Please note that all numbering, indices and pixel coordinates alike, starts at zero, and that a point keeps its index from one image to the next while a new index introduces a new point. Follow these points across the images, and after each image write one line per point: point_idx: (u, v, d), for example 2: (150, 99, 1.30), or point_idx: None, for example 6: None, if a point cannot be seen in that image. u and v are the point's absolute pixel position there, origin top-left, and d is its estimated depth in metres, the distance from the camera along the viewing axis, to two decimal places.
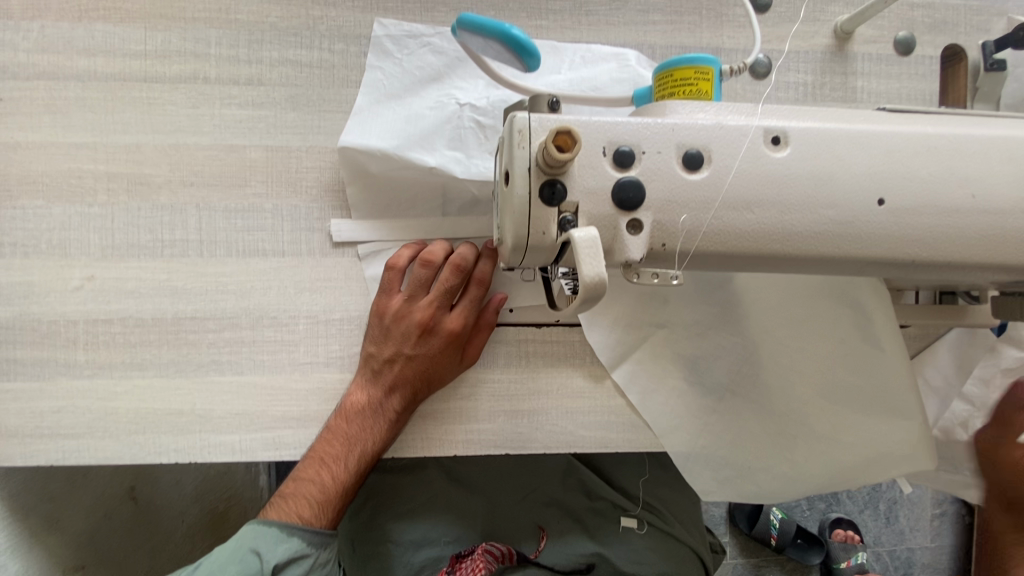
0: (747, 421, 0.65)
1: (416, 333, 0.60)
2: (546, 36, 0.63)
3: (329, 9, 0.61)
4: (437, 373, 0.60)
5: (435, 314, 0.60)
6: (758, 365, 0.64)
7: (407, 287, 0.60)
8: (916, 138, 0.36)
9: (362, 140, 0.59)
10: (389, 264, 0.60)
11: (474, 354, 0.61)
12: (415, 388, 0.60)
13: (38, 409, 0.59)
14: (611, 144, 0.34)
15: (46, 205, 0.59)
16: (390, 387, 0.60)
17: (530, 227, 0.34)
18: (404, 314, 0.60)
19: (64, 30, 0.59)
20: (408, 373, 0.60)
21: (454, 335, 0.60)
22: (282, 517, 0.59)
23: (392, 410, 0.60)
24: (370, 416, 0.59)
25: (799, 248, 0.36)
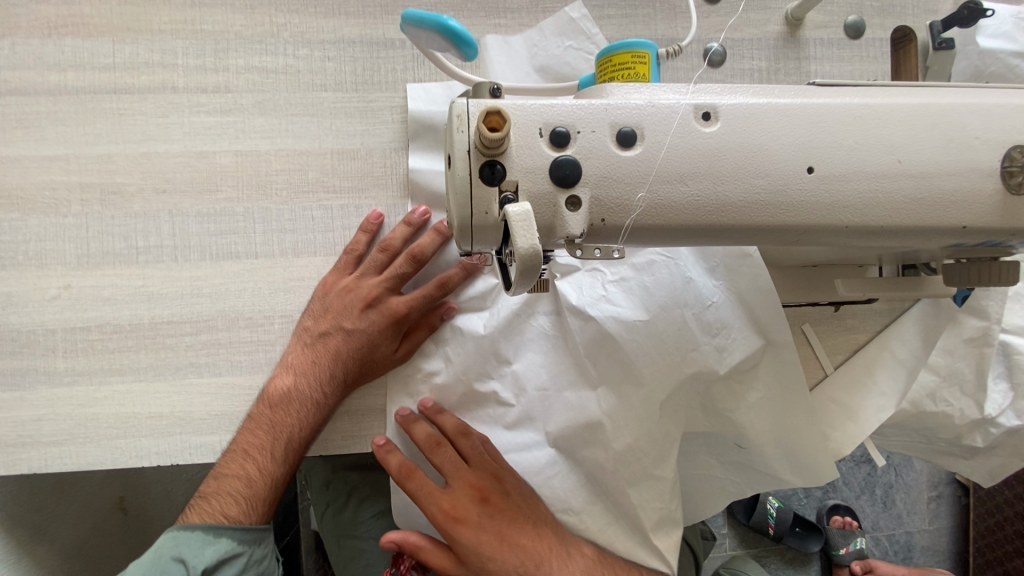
0: (627, 436, 0.65)
1: (359, 309, 0.62)
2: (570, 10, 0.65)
3: (292, 17, 0.63)
4: (373, 357, 0.62)
5: (381, 297, 0.63)
6: (634, 372, 0.64)
7: (360, 269, 0.63)
8: (841, 109, 0.38)
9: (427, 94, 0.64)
10: (347, 249, 0.63)
11: (409, 349, 0.64)
12: (346, 368, 0.62)
13: (20, 419, 0.60)
14: (547, 125, 0.35)
15: (22, 217, 0.60)
16: (324, 364, 0.61)
17: (472, 208, 0.35)
18: (351, 292, 0.62)
19: (34, 47, 0.61)
20: (344, 352, 0.62)
21: (395, 324, 0.63)
22: (204, 518, 0.60)
23: (319, 394, 0.61)
24: (297, 400, 0.60)
25: (734, 218, 0.37)
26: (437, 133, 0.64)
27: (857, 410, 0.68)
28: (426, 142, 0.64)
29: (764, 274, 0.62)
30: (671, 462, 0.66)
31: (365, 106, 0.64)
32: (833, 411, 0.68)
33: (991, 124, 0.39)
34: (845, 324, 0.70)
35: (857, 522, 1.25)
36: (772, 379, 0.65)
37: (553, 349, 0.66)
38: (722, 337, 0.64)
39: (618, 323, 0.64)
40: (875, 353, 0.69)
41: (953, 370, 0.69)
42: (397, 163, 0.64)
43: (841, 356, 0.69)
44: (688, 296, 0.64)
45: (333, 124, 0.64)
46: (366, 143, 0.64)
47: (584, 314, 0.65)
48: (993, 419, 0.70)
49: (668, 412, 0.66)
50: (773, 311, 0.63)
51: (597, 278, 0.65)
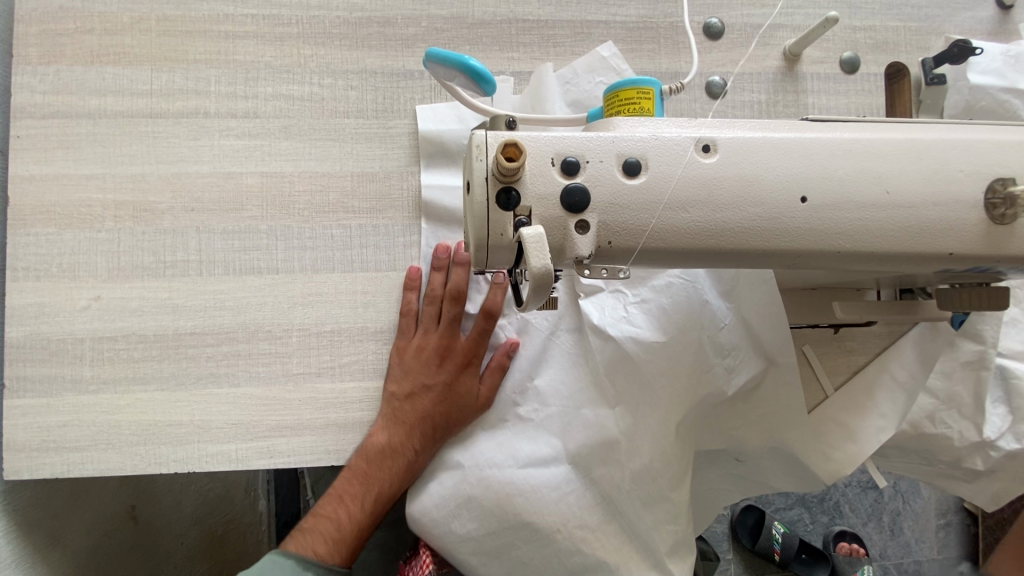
0: (642, 455, 0.66)
1: (435, 365, 0.66)
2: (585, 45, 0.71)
3: (318, 48, 0.67)
4: (456, 407, 0.66)
5: (451, 347, 0.67)
6: (653, 392, 0.67)
7: (425, 325, 0.67)
8: (832, 144, 0.41)
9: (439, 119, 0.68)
10: (403, 311, 0.65)
11: (488, 397, 0.67)
12: (430, 421, 0.66)
13: (45, 424, 0.62)
14: (559, 155, 0.38)
15: (57, 232, 0.63)
16: (411, 422, 0.65)
17: (489, 230, 0.38)
18: (423, 351, 0.66)
19: (77, 73, 0.65)
20: (428, 408, 0.65)
21: (468, 368, 0.67)
22: (299, 550, 0.65)
23: (406, 448, 0.65)
24: (387, 457, 0.64)
25: (731, 242, 0.40)
26: (447, 149, 0.68)
27: (858, 432, 0.70)
28: (435, 159, 0.68)
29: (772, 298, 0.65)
30: (685, 486, 0.67)
31: (385, 132, 0.68)
32: (833, 431, 0.71)
33: (974, 158, 0.42)
34: (845, 346, 0.72)
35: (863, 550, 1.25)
36: (780, 403, 0.67)
37: (574, 367, 0.68)
38: (735, 361, 0.67)
39: (635, 343, 0.66)
40: (875, 375, 0.71)
41: (952, 394, 0.71)
42: (413, 186, 0.68)
43: (840, 378, 0.72)
44: (706, 319, 0.67)
45: (354, 148, 0.67)
46: (385, 167, 0.67)
47: (604, 333, 0.67)
48: (992, 442, 0.71)
49: (682, 432, 0.67)
50: (781, 334, 0.65)
51: (620, 299, 0.68)
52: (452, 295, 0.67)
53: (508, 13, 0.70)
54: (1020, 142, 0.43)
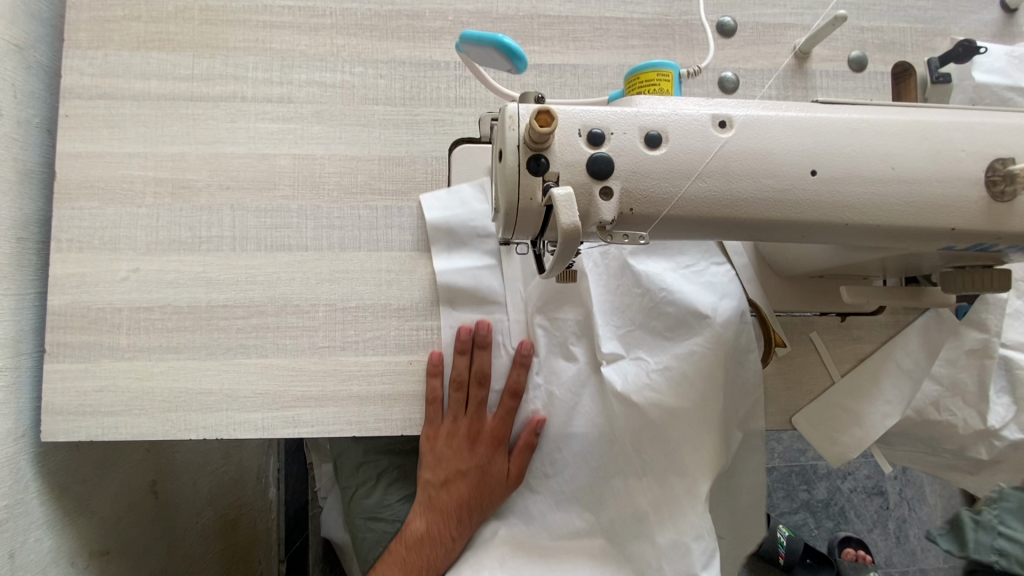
0: (674, 502, 0.67)
1: (466, 450, 0.72)
2: (604, 39, 0.74)
3: (350, 39, 0.71)
4: (488, 486, 0.72)
5: (478, 428, 0.72)
6: (680, 455, 0.67)
7: (452, 411, 0.71)
8: (841, 124, 0.44)
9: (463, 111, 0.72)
10: (429, 398, 0.68)
11: (518, 469, 0.72)
12: (466, 505, 0.72)
13: (82, 389, 0.65)
14: (585, 126, 0.41)
15: (100, 206, 0.67)
16: (448, 510, 0.72)
17: (519, 194, 0.41)
18: (454, 436, 0.71)
19: (124, 58, 0.69)
20: (462, 493, 0.72)
21: (499, 447, 0.72)
22: None
23: (446, 532, 0.72)
24: (430, 544, 0.72)
25: (745, 212, 0.43)
26: (456, 235, 0.70)
27: (865, 416, 0.72)
28: (446, 244, 0.70)
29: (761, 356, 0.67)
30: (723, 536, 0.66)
31: (411, 119, 0.71)
32: (839, 416, 0.73)
33: (976, 139, 0.44)
34: (851, 334, 0.74)
35: (868, 556, 1.36)
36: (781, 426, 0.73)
37: (599, 431, 0.72)
38: (754, 410, 0.68)
39: (660, 391, 0.68)
40: (880, 362, 0.73)
41: (957, 381, 0.72)
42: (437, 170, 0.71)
43: (846, 365, 0.74)
44: (728, 370, 0.67)
45: (382, 134, 0.71)
46: (411, 152, 0.71)
47: (628, 382, 0.69)
48: (996, 431, 0.73)
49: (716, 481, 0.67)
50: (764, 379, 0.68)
51: (641, 363, 0.70)
52: (479, 378, 0.70)
53: (531, 9, 0.73)
54: (1019, 126, 0.45)
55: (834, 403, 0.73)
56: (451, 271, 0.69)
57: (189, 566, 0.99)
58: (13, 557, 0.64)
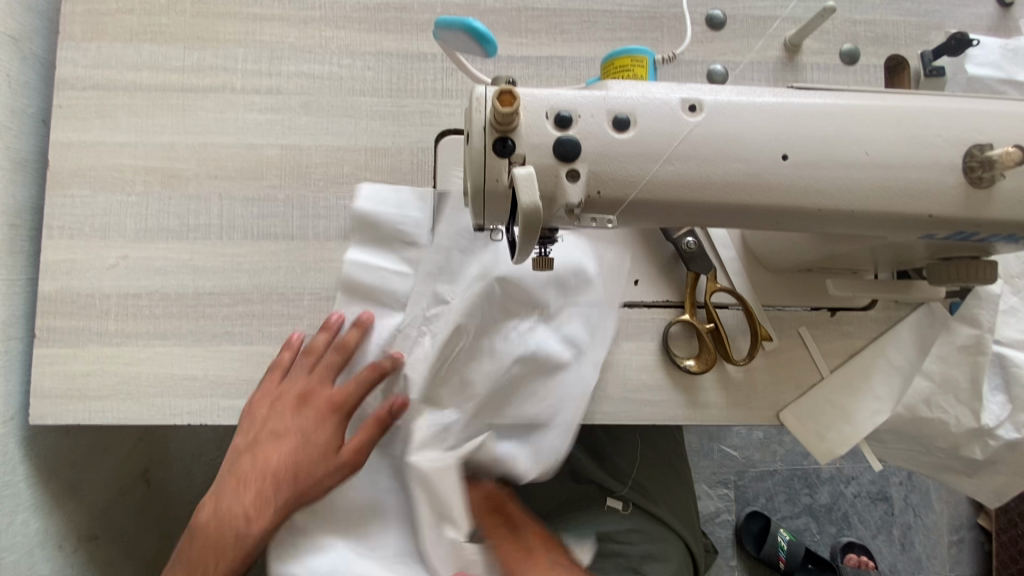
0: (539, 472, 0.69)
1: (294, 418, 0.66)
2: (592, 32, 0.74)
3: (338, 31, 0.72)
4: (310, 462, 0.65)
5: (315, 398, 0.67)
6: (538, 431, 0.68)
7: (291, 378, 0.67)
8: (814, 108, 0.43)
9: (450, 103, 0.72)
10: (276, 362, 0.66)
11: (347, 453, 0.66)
12: (282, 485, 0.65)
13: (71, 373, 0.66)
14: (553, 109, 0.41)
15: (92, 194, 0.68)
16: (250, 479, 0.65)
17: (485, 176, 0.41)
18: (283, 402, 0.66)
19: (117, 50, 0.70)
20: (278, 466, 0.65)
21: (336, 414, 0.67)
22: None
23: (252, 512, 0.64)
24: (234, 524, 0.64)
25: (715, 197, 0.42)
26: (378, 232, 0.68)
27: (853, 412, 0.71)
28: (368, 238, 0.68)
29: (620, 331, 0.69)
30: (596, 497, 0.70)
31: (398, 110, 0.72)
32: (828, 412, 0.71)
33: (953, 124, 0.44)
34: (841, 329, 0.73)
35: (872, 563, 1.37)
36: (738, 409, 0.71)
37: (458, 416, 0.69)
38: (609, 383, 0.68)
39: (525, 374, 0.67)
40: (871, 358, 0.72)
41: (948, 378, 0.71)
42: (423, 161, 0.71)
43: (835, 361, 0.73)
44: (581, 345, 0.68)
45: (368, 125, 0.71)
46: (397, 143, 0.71)
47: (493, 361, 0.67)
48: (991, 431, 0.72)
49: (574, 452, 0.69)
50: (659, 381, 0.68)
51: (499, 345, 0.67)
52: (334, 347, 0.67)
53: (518, 2, 0.74)
54: (998, 111, 0.44)
55: (823, 397, 0.72)
56: (362, 265, 0.68)
57: None
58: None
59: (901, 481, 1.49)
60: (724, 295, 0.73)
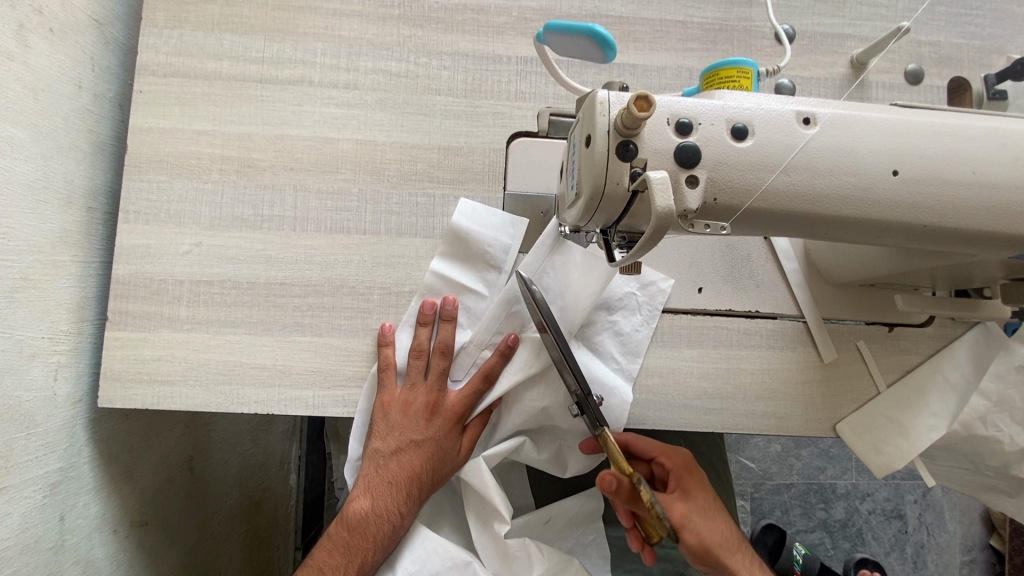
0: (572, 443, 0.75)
1: (424, 419, 0.68)
2: (665, 41, 0.75)
3: (416, 30, 0.73)
4: (441, 458, 0.69)
5: (438, 400, 0.69)
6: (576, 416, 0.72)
7: (409, 379, 0.69)
8: (922, 126, 0.44)
9: (524, 107, 0.73)
10: (383, 365, 0.67)
11: (471, 445, 0.71)
12: (420, 484, 0.68)
13: (141, 357, 0.67)
14: (674, 116, 0.42)
15: (168, 180, 0.69)
16: (398, 481, 0.67)
17: (607, 179, 0.42)
18: (410, 404, 0.68)
19: (199, 38, 0.71)
20: (415, 465, 0.68)
21: (459, 419, 0.70)
22: None
23: (394, 510, 0.66)
24: (372, 522, 0.66)
25: (824, 208, 0.43)
26: (463, 247, 0.70)
27: (910, 428, 0.72)
28: (454, 250, 0.70)
29: (674, 331, 0.72)
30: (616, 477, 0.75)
31: (472, 110, 0.73)
32: (884, 427, 0.72)
33: None
34: (898, 344, 0.74)
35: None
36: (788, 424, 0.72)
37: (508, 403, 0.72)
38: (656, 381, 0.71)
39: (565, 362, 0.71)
40: (928, 375, 0.74)
41: (1004, 398, 0.70)
42: (495, 163, 0.72)
43: (892, 376, 0.74)
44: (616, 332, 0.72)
45: (443, 124, 0.72)
46: (470, 143, 0.72)
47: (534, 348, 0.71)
48: None
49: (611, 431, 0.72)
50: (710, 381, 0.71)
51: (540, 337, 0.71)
52: (441, 348, 0.69)
53: (593, 9, 0.75)
54: None
55: (881, 414, 0.72)
56: (442, 274, 0.69)
57: (216, 544, 1.00)
58: (63, 520, 0.65)
59: (916, 499, 1.49)
60: (784, 307, 0.74)
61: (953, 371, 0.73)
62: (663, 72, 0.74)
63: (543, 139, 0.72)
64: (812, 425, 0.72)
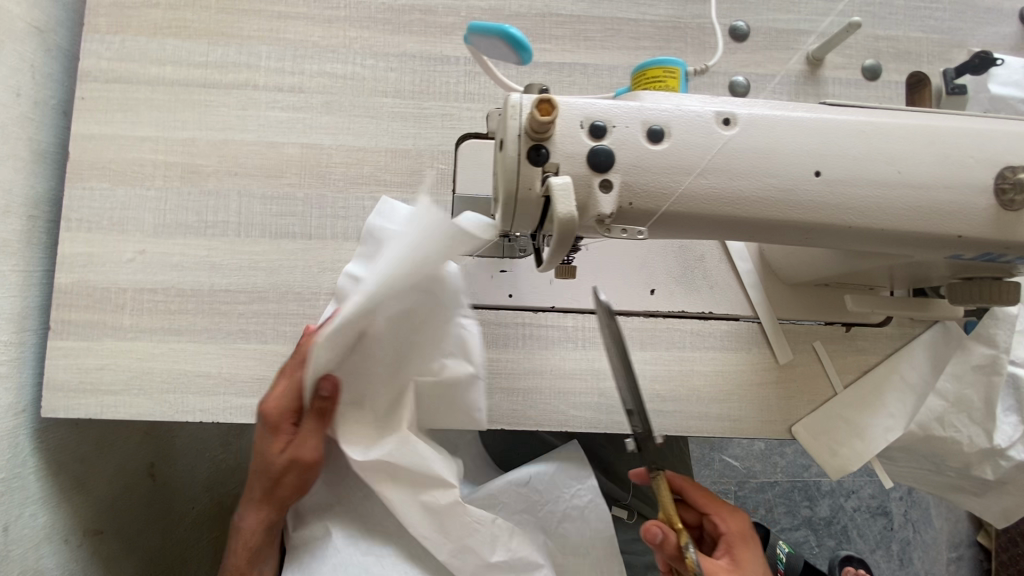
0: None
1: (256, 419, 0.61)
2: (617, 39, 0.74)
3: (362, 32, 0.72)
4: (263, 464, 0.59)
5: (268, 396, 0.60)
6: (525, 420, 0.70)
7: None
8: (847, 125, 0.43)
9: (472, 108, 0.72)
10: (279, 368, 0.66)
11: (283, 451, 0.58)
12: (255, 491, 0.61)
13: (85, 366, 0.66)
14: (587, 119, 0.41)
15: (110, 187, 0.68)
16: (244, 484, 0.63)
17: (519, 184, 0.41)
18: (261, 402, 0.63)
19: (141, 43, 0.70)
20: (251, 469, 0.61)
21: (277, 420, 0.58)
22: None
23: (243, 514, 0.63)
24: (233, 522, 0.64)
25: (745, 211, 0.42)
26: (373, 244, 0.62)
27: (866, 430, 0.71)
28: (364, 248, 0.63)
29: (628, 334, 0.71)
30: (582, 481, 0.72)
31: (419, 112, 0.72)
32: (840, 428, 0.71)
33: (985, 146, 0.44)
34: (855, 344, 0.73)
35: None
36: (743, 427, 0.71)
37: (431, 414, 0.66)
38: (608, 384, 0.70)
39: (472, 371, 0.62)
40: (887, 374, 0.72)
41: (962, 398, 0.71)
42: (443, 165, 0.71)
43: (850, 376, 0.73)
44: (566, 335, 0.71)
45: (390, 126, 0.71)
46: (418, 145, 0.71)
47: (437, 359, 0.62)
48: (1002, 451, 0.71)
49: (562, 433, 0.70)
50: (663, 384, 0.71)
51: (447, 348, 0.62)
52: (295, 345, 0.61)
53: (543, 8, 0.74)
54: None
55: (837, 415, 0.71)
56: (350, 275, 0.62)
57: (182, 551, 0.99)
58: (5, 531, 0.64)
59: (900, 497, 1.48)
60: (739, 308, 0.73)
61: (911, 371, 0.72)
62: (614, 70, 0.73)
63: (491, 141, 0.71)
64: (767, 427, 0.71)
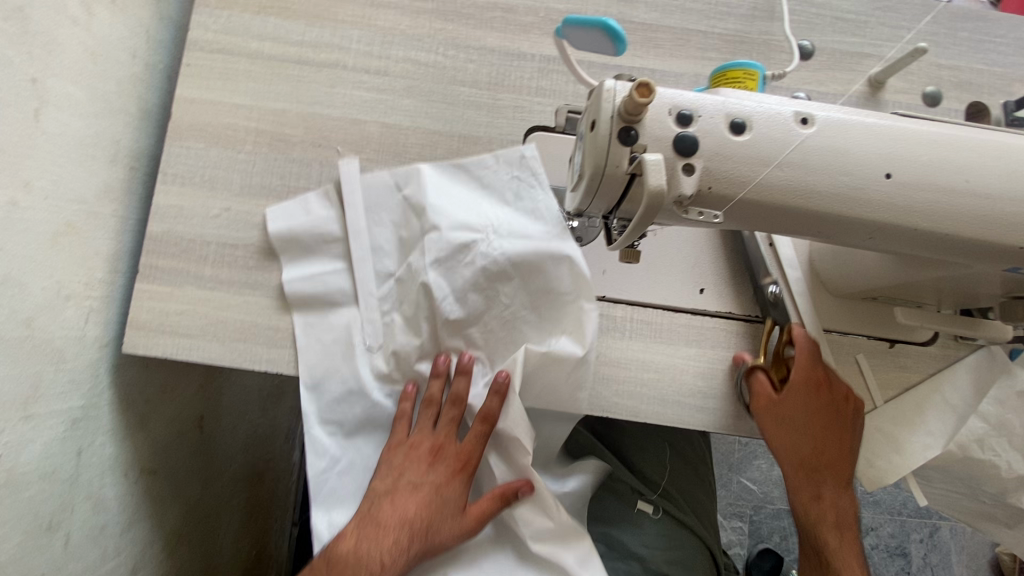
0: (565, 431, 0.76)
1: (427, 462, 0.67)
2: (686, 48, 0.78)
3: (447, 24, 0.77)
4: (440, 505, 0.67)
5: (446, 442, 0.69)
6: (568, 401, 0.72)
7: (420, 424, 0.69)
8: (919, 133, 0.46)
9: (544, 102, 0.76)
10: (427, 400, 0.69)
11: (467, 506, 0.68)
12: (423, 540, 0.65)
13: (166, 310, 0.71)
14: (675, 108, 0.44)
15: (205, 147, 0.74)
16: (387, 525, 0.65)
17: (607, 161, 0.44)
18: (416, 444, 0.68)
19: (246, 20, 0.76)
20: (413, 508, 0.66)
21: (462, 474, 0.68)
22: None
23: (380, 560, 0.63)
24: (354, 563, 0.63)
25: (815, 206, 0.45)
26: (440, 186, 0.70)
27: (905, 445, 0.72)
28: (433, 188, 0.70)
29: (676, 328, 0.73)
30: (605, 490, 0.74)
31: (493, 102, 0.76)
32: (878, 441, 0.72)
33: None
34: (898, 361, 0.75)
35: None
36: None
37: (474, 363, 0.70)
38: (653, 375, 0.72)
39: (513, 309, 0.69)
40: (927, 393, 0.74)
41: (1003, 422, 0.71)
42: None
43: (891, 392, 0.74)
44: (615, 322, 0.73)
45: (465, 113, 0.76)
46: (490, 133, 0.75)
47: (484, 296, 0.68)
48: None
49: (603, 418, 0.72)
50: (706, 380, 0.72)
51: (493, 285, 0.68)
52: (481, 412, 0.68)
53: (617, 15, 0.78)
54: None
55: (876, 429, 0.72)
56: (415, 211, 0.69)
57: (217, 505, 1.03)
58: (80, 455, 0.69)
59: (921, 538, 1.45)
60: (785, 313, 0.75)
61: (953, 390, 0.73)
62: (681, 77, 0.77)
63: (559, 134, 0.74)
64: None
